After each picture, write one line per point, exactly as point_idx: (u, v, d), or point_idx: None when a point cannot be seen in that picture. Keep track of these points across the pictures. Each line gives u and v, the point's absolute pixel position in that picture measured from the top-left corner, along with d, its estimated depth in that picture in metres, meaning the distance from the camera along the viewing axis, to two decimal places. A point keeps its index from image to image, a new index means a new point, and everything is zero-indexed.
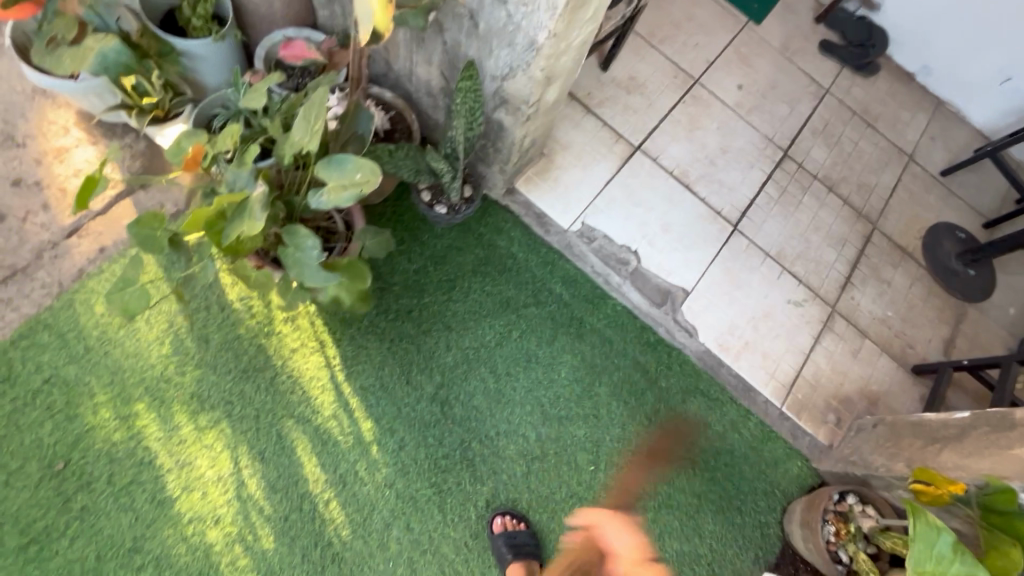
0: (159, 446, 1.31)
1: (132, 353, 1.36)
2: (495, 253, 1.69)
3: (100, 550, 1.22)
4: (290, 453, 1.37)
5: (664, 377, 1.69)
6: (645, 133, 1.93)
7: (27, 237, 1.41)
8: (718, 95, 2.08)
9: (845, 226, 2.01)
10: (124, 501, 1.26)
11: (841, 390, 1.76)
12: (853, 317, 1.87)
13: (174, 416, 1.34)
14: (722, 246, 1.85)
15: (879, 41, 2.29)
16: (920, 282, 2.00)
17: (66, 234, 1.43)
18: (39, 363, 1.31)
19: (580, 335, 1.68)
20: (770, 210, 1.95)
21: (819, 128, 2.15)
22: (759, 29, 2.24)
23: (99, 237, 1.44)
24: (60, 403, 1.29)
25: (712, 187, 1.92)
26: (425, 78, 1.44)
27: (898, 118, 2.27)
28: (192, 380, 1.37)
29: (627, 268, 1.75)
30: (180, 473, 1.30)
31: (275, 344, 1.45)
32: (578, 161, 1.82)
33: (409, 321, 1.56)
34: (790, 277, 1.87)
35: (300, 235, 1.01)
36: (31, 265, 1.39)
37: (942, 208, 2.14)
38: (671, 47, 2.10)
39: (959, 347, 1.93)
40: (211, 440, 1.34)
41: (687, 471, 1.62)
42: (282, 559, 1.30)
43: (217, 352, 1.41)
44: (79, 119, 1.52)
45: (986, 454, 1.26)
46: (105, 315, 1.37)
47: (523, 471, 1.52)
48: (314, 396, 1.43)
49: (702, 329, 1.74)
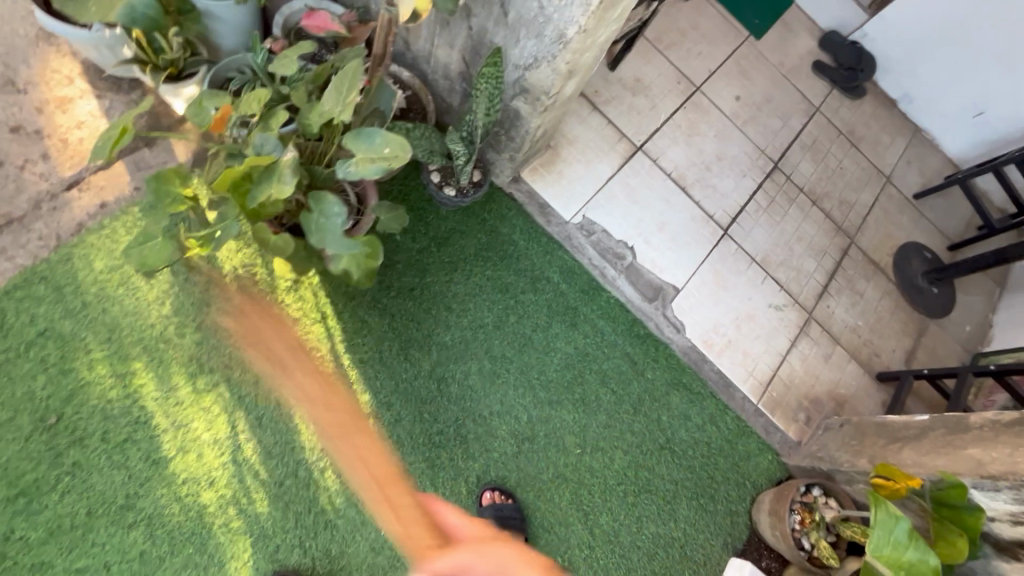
0: (155, 405, 1.30)
1: (130, 311, 1.34)
2: (497, 239, 1.72)
3: (90, 506, 1.22)
4: (288, 420, 1.39)
5: (650, 369, 1.77)
6: (647, 134, 1.99)
7: (24, 186, 1.37)
8: (717, 104, 2.16)
9: (825, 238, 2.12)
10: (117, 458, 1.25)
11: (812, 391, 1.88)
12: (827, 324, 1.99)
13: (171, 376, 1.33)
14: (712, 248, 1.93)
15: (868, 66, 2.41)
16: (889, 296, 2.13)
17: (66, 186, 1.40)
18: (33, 315, 1.29)
19: (573, 324, 1.73)
20: (758, 218, 2.04)
21: (808, 144, 2.26)
22: (758, 43, 2.33)
23: (99, 192, 1.41)
24: (54, 357, 1.27)
25: (707, 192, 2.00)
26: (445, 60, 1.46)
27: (879, 141, 2.40)
28: (192, 342, 1.36)
29: (622, 263, 1.81)
30: (176, 434, 1.30)
31: (276, 312, 1.45)
32: (582, 156, 1.87)
33: (410, 298, 1.59)
34: (772, 282, 1.97)
35: (327, 202, 1.06)
36: (28, 215, 1.35)
37: (913, 229, 2.29)
38: (676, 54, 2.16)
39: (919, 358, 2.07)
40: (208, 403, 1.34)
41: (667, 459, 1.70)
42: (275, 523, 1.32)
43: (216, 316, 1.40)
44: (83, 69, 1.48)
45: (942, 452, 1.38)
46: (104, 272, 1.35)
47: (513, 450, 1.57)
48: (313, 365, 1.45)
49: (689, 326, 1.82)
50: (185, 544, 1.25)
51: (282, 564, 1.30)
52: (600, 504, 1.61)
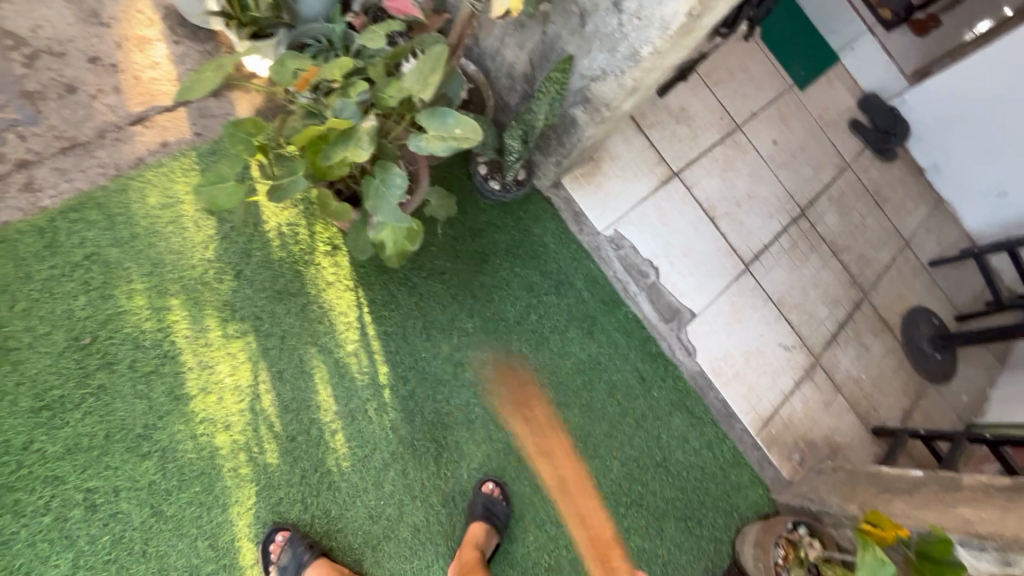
0: (185, 343, 1.34)
1: (175, 250, 1.38)
2: (529, 238, 1.77)
3: (109, 430, 1.25)
4: (308, 378, 1.42)
5: (657, 387, 1.80)
6: (685, 162, 2.05)
7: (93, 114, 1.41)
8: (755, 145, 2.22)
9: (840, 289, 2.18)
10: (142, 388, 1.29)
11: (808, 434, 1.92)
12: (831, 372, 2.03)
13: (204, 318, 1.37)
14: (732, 281, 1.99)
15: (902, 132, 2.49)
16: (894, 354, 2.18)
17: (132, 121, 1.44)
18: (83, 238, 1.32)
19: (590, 332, 1.77)
20: (779, 259, 2.10)
21: (835, 197, 2.32)
22: (801, 94, 2.40)
23: (162, 132, 1.45)
24: (97, 282, 1.31)
25: (734, 226, 2.06)
26: (511, 59, 1.52)
27: (903, 205, 2.47)
28: (228, 289, 1.40)
29: (645, 281, 1.86)
30: (200, 373, 1.34)
31: (311, 274, 1.48)
32: (621, 172, 1.92)
33: (439, 281, 1.63)
34: (785, 323, 2.02)
35: (390, 172, 1.11)
36: (92, 141, 1.39)
37: (924, 294, 2.35)
38: (724, 90, 2.23)
39: (915, 419, 2.12)
40: (234, 350, 1.38)
41: (661, 477, 1.74)
42: (282, 476, 1.35)
43: (253, 268, 1.43)
44: (163, 12, 1.52)
45: (932, 507, 1.42)
46: (157, 208, 1.39)
47: (516, 443, 1.61)
48: (340, 331, 1.48)
49: (701, 351, 1.87)
50: (193, 482, 1.28)
51: (283, 517, 1.33)
52: (592, 510, 1.65)
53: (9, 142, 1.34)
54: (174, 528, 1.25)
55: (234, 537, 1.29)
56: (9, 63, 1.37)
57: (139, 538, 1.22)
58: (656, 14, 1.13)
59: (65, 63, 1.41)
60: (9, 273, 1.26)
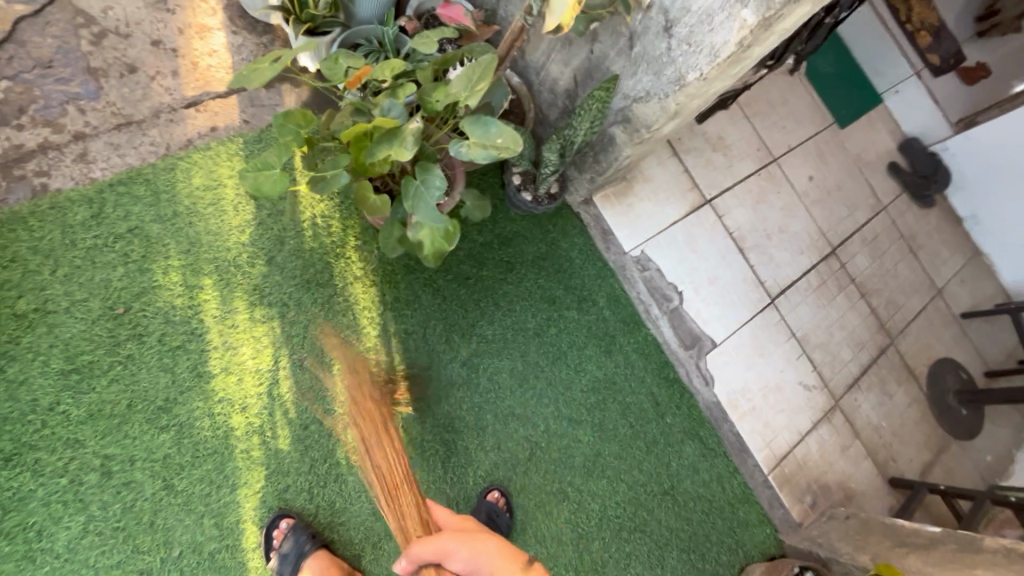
0: (212, 323, 1.37)
1: (212, 231, 1.42)
2: (555, 251, 1.77)
3: (132, 400, 1.28)
4: (327, 369, 1.44)
5: (671, 414, 1.78)
6: (718, 190, 2.04)
7: (150, 94, 1.47)
8: (790, 179, 2.20)
9: (866, 333, 2.13)
10: (167, 362, 1.32)
11: (822, 477, 1.87)
12: (851, 416, 1.99)
13: (233, 300, 1.40)
14: (756, 314, 1.96)
15: (942, 180, 2.45)
16: (917, 405, 2.12)
17: (186, 104, 1.49)
18: (127, 211, 1.37)
19: (608, 351, 1.76)
20: (806, 296, 2.07)
21: (868, 239, 2.28)
22: (841, 133, 2.38)
23: (213, 117, 1.50)
24: (136, 255, 1.35)
25: (763, 259, 2.04)
26: (555, 75, 1.54)
27: (938, 253, 2.41)
28: (259, 273, 1.43)
29: (668, 305, 1.85)
30: (224, 353, 1.36)
31: (340, 267, 1.51)
32: (653, 195, 1.92)
33: (463, 286, 1.64)
34: (806, 362, 1.98)
35: (431, 173, 1.14)
36: (146, 120, 1.45)
37: (954, 346, 2.28)
38: (763, 122, 2.22)
39: (934, 474, 2.05)
40: (258, 335, 1.40)
41: (667, 505, 1.71)
42: (292, 463, 1.36)
43: (285, 256, 1.46)
44: (226, 3, 1.58)
45: (949, 566, 1.37)
46: (200, 190, 1.44)
47: (524, 455, 1.60)
48: (362, 325, 1.50)
49: (718, 382, 1.84)
50: (205, 460, 1.30)
51: (288, 504, 1.34)
52: (594, 531, 1.62)
53: (70, 114, 1.39)
54: (183, 503, 1.26)
55: (239, 519, 1.30)
56: (78, 39, 1.43)
57: (147, 509, 1.24)
58: (706, 40, 1.14)
59: (130, 44, 1.47)
60: (55, 239, 1.31)
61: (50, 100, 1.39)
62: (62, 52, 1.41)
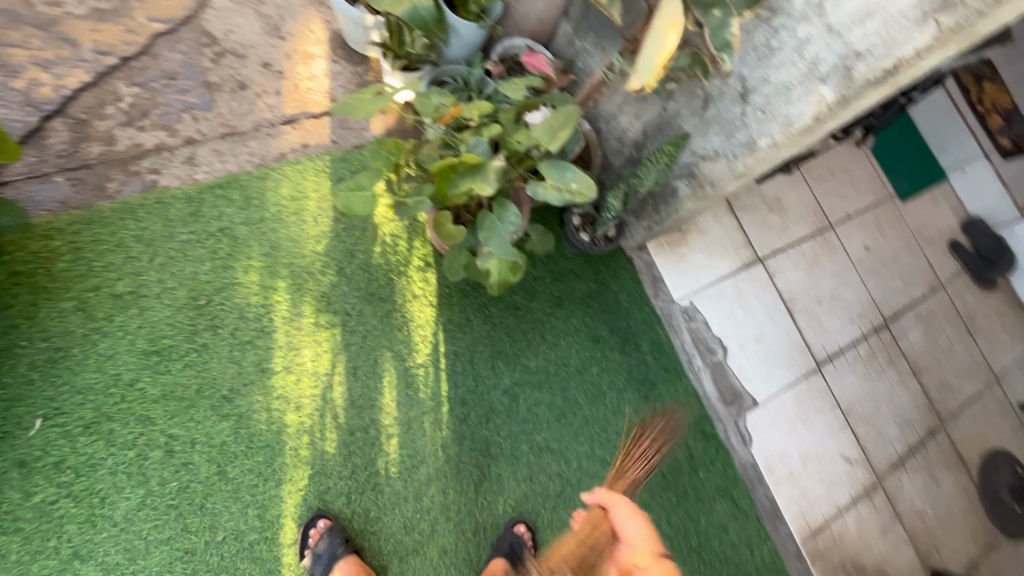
0: (281, 323, 1.46)
1: (292, 238, 1.53)
2: (605, 292, 1.81)
3: (201, 385, 1.37)
4: (378, 380, 1.51)
5: (705, 469, 1.76)
6: (771, 249, 2.05)
7: (254, 109, 1.62)
8: (845, 246, 2.19)
9: (915, 412, 2.07)
10: (237, 354, 1.41)
11: (858, 557, 1.80)
12: (894, 497, 1.91)
13: (302, 304, 1.49)
14: (800, 378, 1.93)
15: (1007, 264, 2.38)
16: (966, 495, 2.02)
17: (283, 121, 1.63)
18: (221, 212, 1.49)
19: (646, 397, 1.77)
20: (854, 366, 2.03)
21: (923, 315, 2.23)
22: (902, 206, 2.36)
23: (306, 135, 1.63)
24: (223, 252, 1.47)
25: (811, 323, 2.03)
26: (624, 126, 1.62)
27: (998, 338, 2.33)
28: (328, 282, 1.53)
29: (711, 357, 1.85)
30: (287, 353, 1.45)
31: (402, 284, 1.59)
32: (706, 248, 1.95)
33: (513, 316, 1.69)
34: (850, 433, 1.93)
35: (506, 209, 1.21)
36: (248, 132, 1.59)
37: (1010, 437, 2.18)
38: (822, 188, 2.23)
39: (981, 572, 1.94)
40: (320, 339, 1.48)
41: (692, 562, 1.68)
42: (335, 467, 1.41)
43: (354, 268, 1.55)
44: (330, 35, 1.74)
45: None
46: (286, 199, 1.56)
47: (555, 491, 1.61)
48: (414, 342, 1.57)
49: (757, 442, 1.81)
50: (257, 452, 1.37)
51: (327, 505, 1.39)
52: None
53: (184, 120, 1.55)
54: (232, 490, 1.33)
55: (280, 514, 1.35)
56: (200, 56, 1.60)
57: (201, 491, 1.31)
58: (781, 110, 1.20)
59: (243, 64, 1.64)
60: (156, 230, 1.44)
61: (169, 107, 1.54)
62: (185, 66, 1.58)
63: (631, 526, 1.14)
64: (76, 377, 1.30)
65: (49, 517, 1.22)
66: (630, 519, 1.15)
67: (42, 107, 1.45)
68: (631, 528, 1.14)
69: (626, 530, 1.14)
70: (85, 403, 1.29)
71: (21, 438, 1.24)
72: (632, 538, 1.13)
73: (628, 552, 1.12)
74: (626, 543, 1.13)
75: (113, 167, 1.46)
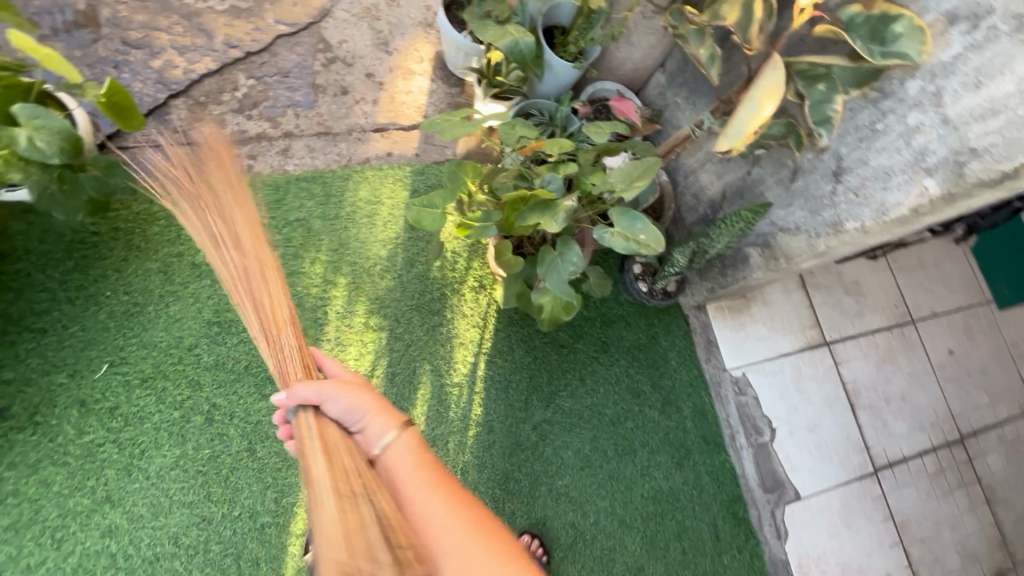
0: (334, 317, 1.52)
1: (360, 239, 1.60)
2: (654, 346, 1.75)
3: (251, 362, 1.41)
4: (412, 390, 1.52)
5: (730, 554, 1.64)
6: (841, 334, 1.92)
7: (351, 114, 1.72)
8: (925, 346, 2.02)
9: (983, 545, 1.84)
10: None
11: None
12: None
13: (357, 302, 1.54)
14: (853, 479, 1.78)
15: None
16: None
17: (374, 129, 1.72)
18: (301, 204, 1.58)
19: (679, 464, 1.68)
20: (917, 479, 1.84)
21: (1007, 438, 2.00)
22: (998, 313, 2.16)
23: (392, 145, 1.72)
24: (295, 241, 1.55)
25: (875, 421, 1.86)
26: (702, 183, 1.59)
27: None
28: (384, 286, 1.57)
29: (757, 438, 1.74)
30: (333, 347, 1.50)
31: (453, 300, 1.61)
32: (769, 320, 1.85)
33: (556, 353, 1.67)
34: (901, 553, 1.74)
35: (569, 249, 1.20)
36: (341, 134, 1.69)
37: None
38: (908, 278, 2.07)
39: None
40: (369, 339, 1.53)
41: None
42: None
43: (412, 277, 1.60)
44: (433, 55, 1.83)
45: None
46: (362, 201, 1.63)
47: (566, 542, 1.55)
48: (455, 358, 1.58)
49: (793, 540, 1.67)
50: (287, 438, 1.38)
51: None
52: None
53: (287, 115, 1.67)
54: (257, 470, 1.35)
55: (295, 504, 1.35)
56: (313, 59, 1.73)
57: (229, 465, 1.34)
58: (876, 197, 1.13)
59: (349, 72, 1.75)
60: None
61: (277, 101, 1.67)
62: (299, 67, 1.71)
63: (340, 407, 0.92)
64: (144, 331, 1.37)
65: (91, 458, 1.28)
66: (344, 402, 0.92)
67: (170, 86, 1.60)
68: (337, 408, 0.92)
69: (343, 418, 0.93)
70: (146, 358, 1.36)
71: (84, 379, 1.31)
72: (349, 398, 0.93)
73: (369, 443, 0.92)
74: (361, 433, 0.93)
75: None
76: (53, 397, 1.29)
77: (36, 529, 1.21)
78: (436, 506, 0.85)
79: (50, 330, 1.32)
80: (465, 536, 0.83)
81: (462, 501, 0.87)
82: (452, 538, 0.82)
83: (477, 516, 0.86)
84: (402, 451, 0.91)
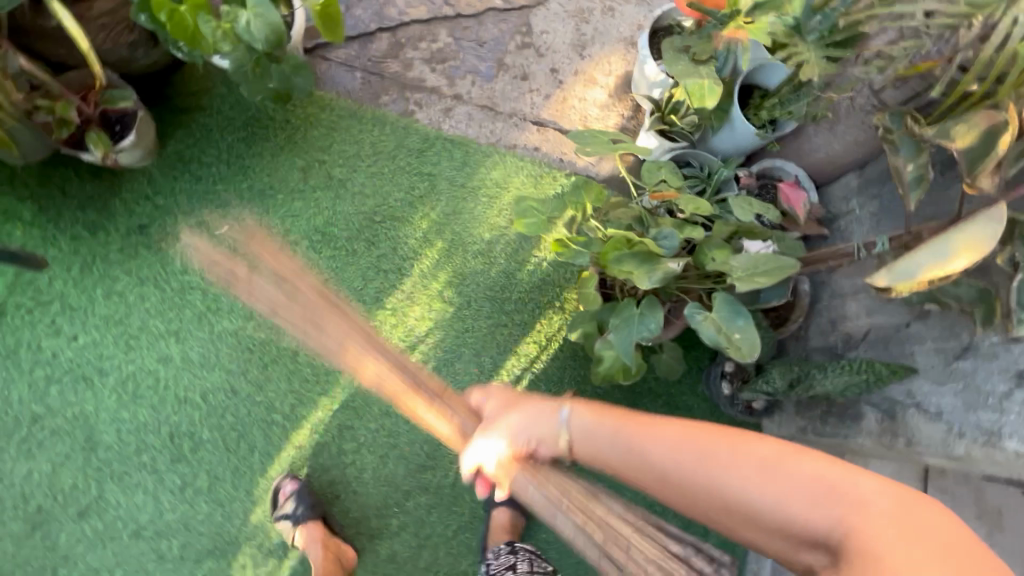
0: (417, 272, 1.56)
1: (472, 214, 1.62)
2: None
3: (332, 278, 1.51)
4: (451, 372, 1.52)
5: None
6: None
7: (520, 99, 1.75)
8: None
9: None
10: (371, 274, 1.55)
11: None
12: None
13: (442, 269, 1.57)
14: None
15: None
16: None
17: (535, 121, 1.74)
18: (438, 161, 1.64)
19: None
20: None
21: None
22: None
23: (542, 142, 1.72)
24: (417, 191, 1.61)
25: None
26: (846, 311, 1.35)
27: None
28: (473, 265, 1.58)
29: None
30: (403, 298, 1.55)
31: (529, 308, 1.57)
32: None
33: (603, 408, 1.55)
34: None
35: (651, 312, 1.09)
36: (503, 114, 1.73)
37: None
38: None
39: None
40: (435, 307, 1.55)
41: None
42: (367, 416, 1.44)
43: (501, 269, 1.59)
44: (622, 73, 1.80)
45: None
46: (491, 181, 1.65)
47: None
48: (502, 363, 1.54)
49: None
50: (328, 357, 1.47)
51: (340, 440, 1.43)
52: None
53: (466, 79, 1.74)
54: (291, 371, 1.44)
55: (306, 416, 1.43)
56: (512, 38, 1.78)
57: (273, 355, 1.45)
58: None
59: (538, 61, 1.78)
60: (387, 145, 1.63)
61: (463, 64, 1.75)
62: (495, 41, 1.77)
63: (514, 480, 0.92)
64: (268, 214, 1.54)
65: (181, 294, 1.45)
66: (512, 420, 0.91)
67: (385, 20, 1.73)
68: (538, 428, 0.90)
69: (516, 435, 0.89)
70: None
71: (207, 230, 1.50)
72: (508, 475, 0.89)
73: (557, 443, 0.88)
74: (539, 441, 0.90)
75: (395, 84, 1.69)
76: (179, 234, 1.48)
77: (120, 328, 1.42)
78: (666, 441, 0.77)
79: (202, 181, 1.52)
80: (804, 500, 0.68)
81: (691, 429, 0.77)
82: (800, 506, 0.68)
83: (716, 430, 0.76)
84: (587, 428, 0.85)
